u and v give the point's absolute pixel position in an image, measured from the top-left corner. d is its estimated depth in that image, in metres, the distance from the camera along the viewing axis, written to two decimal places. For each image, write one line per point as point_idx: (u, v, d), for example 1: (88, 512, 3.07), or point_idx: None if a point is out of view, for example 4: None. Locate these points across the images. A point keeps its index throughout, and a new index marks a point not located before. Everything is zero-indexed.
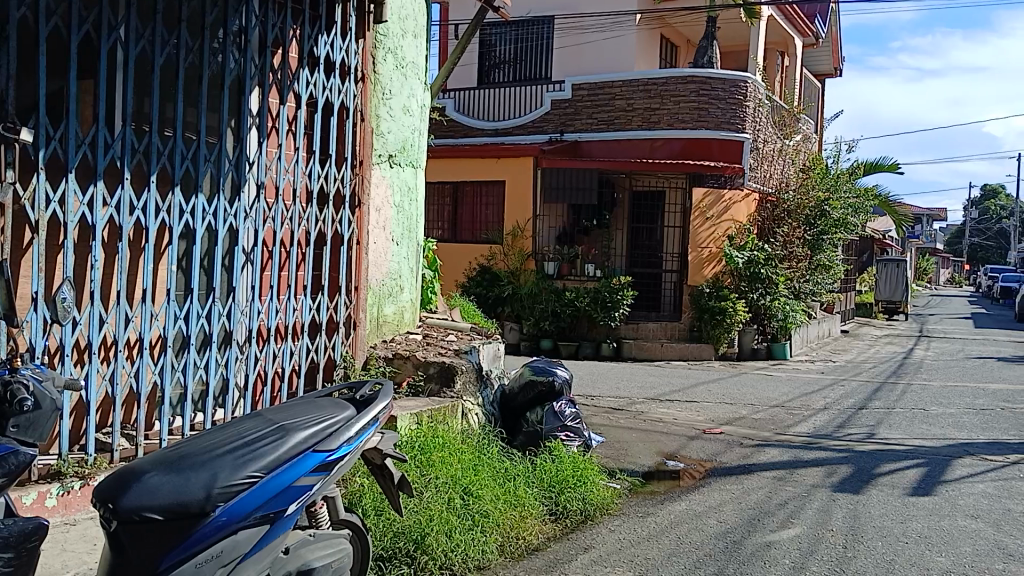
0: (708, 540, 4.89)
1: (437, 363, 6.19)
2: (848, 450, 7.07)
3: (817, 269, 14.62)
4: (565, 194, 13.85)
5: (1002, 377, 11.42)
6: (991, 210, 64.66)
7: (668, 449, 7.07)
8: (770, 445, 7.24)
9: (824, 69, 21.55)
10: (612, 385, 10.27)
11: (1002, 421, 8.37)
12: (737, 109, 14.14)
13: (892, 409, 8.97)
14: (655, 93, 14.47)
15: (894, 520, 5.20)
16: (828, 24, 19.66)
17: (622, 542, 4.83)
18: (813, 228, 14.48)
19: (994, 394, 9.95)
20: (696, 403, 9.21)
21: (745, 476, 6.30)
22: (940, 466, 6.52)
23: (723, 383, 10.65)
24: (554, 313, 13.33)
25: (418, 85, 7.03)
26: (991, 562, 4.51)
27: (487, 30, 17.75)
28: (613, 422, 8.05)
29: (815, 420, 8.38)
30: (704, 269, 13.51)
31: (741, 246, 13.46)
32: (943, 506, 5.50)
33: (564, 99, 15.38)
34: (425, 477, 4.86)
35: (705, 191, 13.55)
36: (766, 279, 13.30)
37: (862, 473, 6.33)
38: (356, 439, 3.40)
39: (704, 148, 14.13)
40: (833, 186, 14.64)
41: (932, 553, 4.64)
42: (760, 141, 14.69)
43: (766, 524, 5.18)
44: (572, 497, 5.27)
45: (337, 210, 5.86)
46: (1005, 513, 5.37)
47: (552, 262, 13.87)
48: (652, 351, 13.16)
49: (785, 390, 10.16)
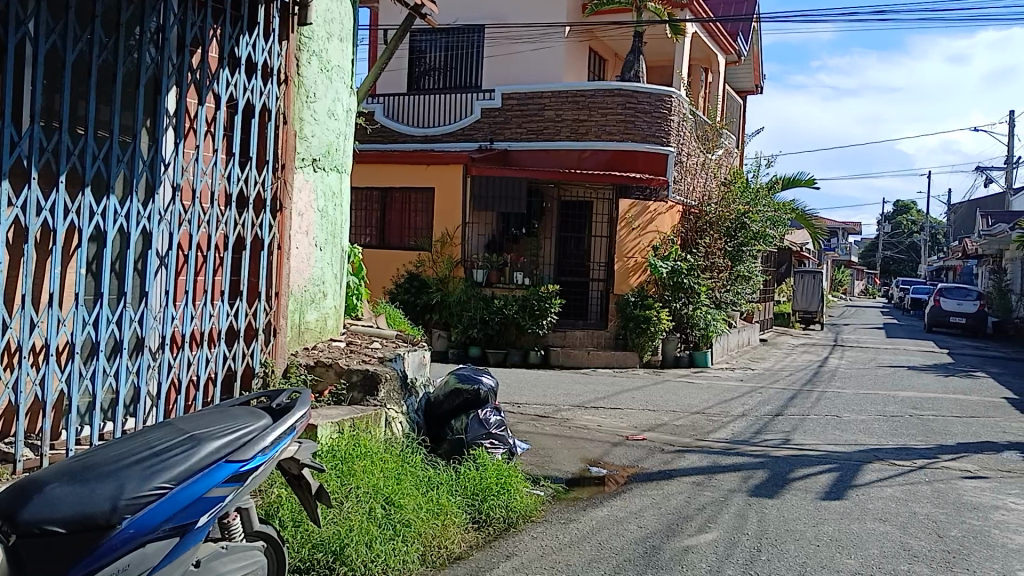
0: (628, 545, 4.96)
1: (360, 371, 6.11)
2: (764, 456, 7.28)
3: (737, 279, 15.07)
4: (494, 203, 14.02)
5: (910, 386, 11.96)
6: (903, 224, 67.99)
7: (592, 456, 7.16)
8: (691, 451, 7.41)
9: (746, 86, 22.27)
10: (539, 393, 10.33)
11: (908, 427, 8.78)
12: (661, 123, 14.46)
13: (807, 416, 9.29)
14: (583, 104, 14.67)
15: (806, 524, 5.39)
16: (750, 42, 20.31)
17: (544, 549, 4.86)
18: (734, 240, 14.91)
19: (903, 402, 10.41)
20: (620, 410, 9.36)
21: (666, 482, 6.42)
22: (851, 471, 6.79)
23: (648, 391, 10.83)
24: (482, 321, 13.32)
25: (344, 90, 6.96)
26: (896, 564, 4.70)
27: (417, 36, 17.68)
28: (538, 429, 8.10)
29: (733, 427, 8.60)
30: (629, 279, 13.84)
31: (665, 256, 13.81)
32: (853, 510, 5.73)
33: (494, 107, 15.46)
34: (345, 487, 4.77)
35: (631, 203, 13.80)
36: (688, 288, 13.67)
37: (778, 478, 6.53)
38: (272, 449, 3.32)
39: (630, 160, 14.35)
40: (752, 199, 15.15)
41: (842, 555, 4.82)
42: (683, 155, 15.00)
43: (684, 529, 5.30)
44: (495, 505, 5.28)
45: (257, 214, 5.71)
46: (910, 516, 5.61)
47: (481, 269, 13.92)
48: (579, 359, 13.24)
49: (706, 397, 10.41)
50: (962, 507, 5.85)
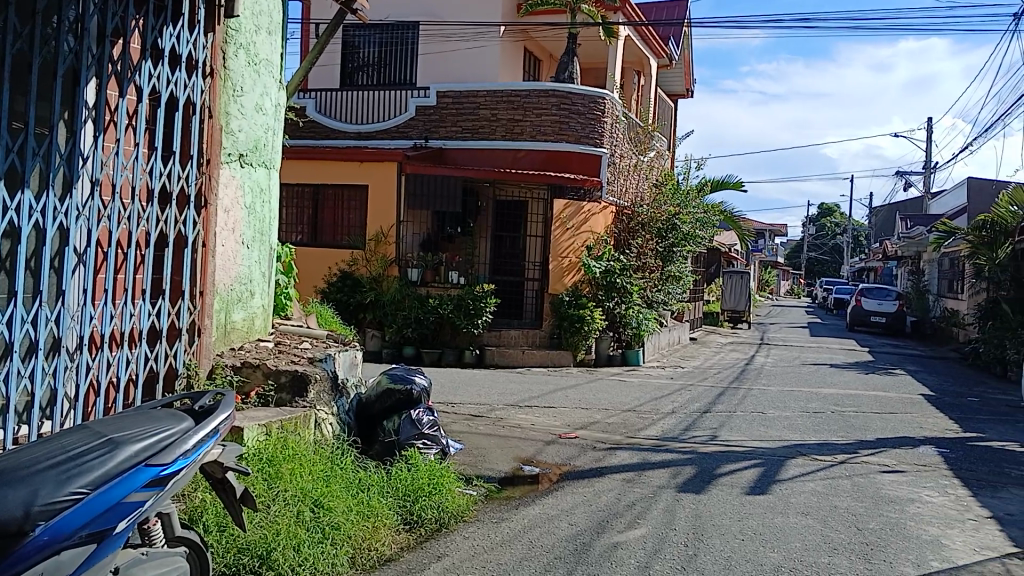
0: (559, 543, 5.01)
1: (288, 372, 5.98)
2: (692, 452, 7.45)
3: (669, 280, 15.32)
4: (428, 201, 13.89)
5: (832, 383, 12.41)
6: (826, 227, 70.44)
7: (525, 455, 7.19)
8: (622, 448, 7.52)
9: (677, 90, 22.74)
10: (473, 392, 10.32)
11: (830, 423, 9.09)
12: (595, 124, 14.60)
13: (734, 413, 9.54)
14: (518, 104, 14.73)
15: (732, 519, 5.52)
16: (681, 47, 20.74)
17: (475, 549, 4.86)
18: (664, 240, 15.19)
19: (825, 398, 10.79)
20: (553, 409, 9.43)
21: (597, 479, 6.50)
22: (775, 466, 7.00)
23: (581, 389, 10.94)
24: (417, 320, 13.25)
25: (272, 84, 6.82)
26: (817, 556, 4.84)
27: (351, 31, 17.46)
28: (472, 429, 8.09)
29: (663, 424, 8.76)
30: (563, 278, 13.89)
31: (598, 256, 13.95)
32: (777, 504, 5.91)
33: (429, 105, 15.37)
34: (272, 490, 4.67)
35: (565, 203, 13.88)
36: (621, 288, 13.87)
37: (705, 474, 6.68)
38: (194, 452, 3.22)
39: (565, 161, 14.48)
40: (683, 201, 15.47)
41: (766, 549, 4.95)
42: (616, 156, 15.18)
43: (614, 525, 5.37)
44: (427, 506, 5.26)
45: (181, 210, 5.54)
46: (831, 509, 5.81)
47: (416, 268, 13.83)
48: (513, 358, 13.28)
49: (637, 395, 10.57)
50: (880, 500, 6.09)
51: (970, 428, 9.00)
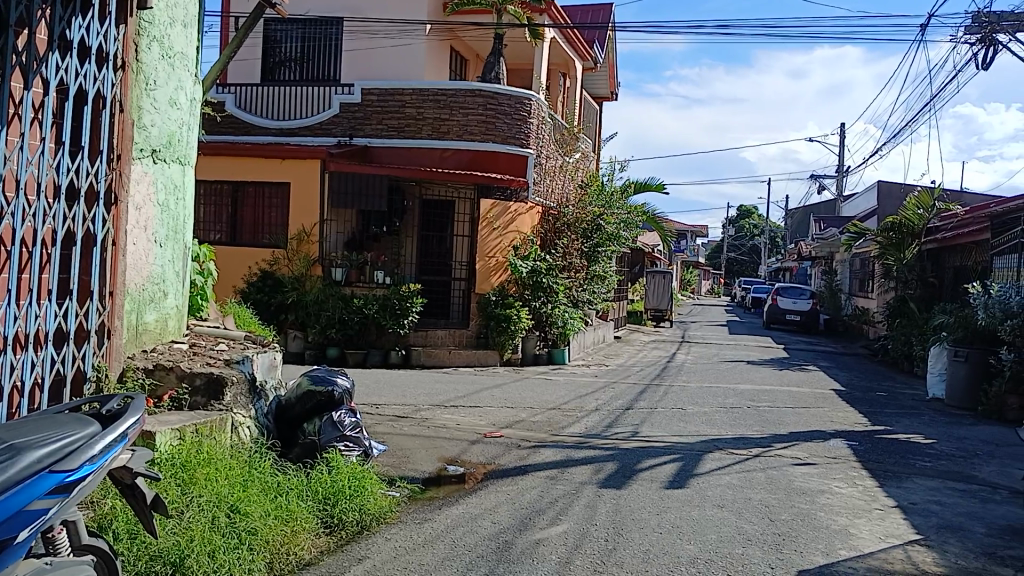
0: (482, 541, 5.03)
1: (203, 375, 5.81)
2: (614, 448, 7.58)
3: (594, 279, 15.52)
4: (353, 200, 13.69)
5: (748, 379, 12.84)
6: (745, 228, 72.70)
7: (449, 454, 7.19)
8: (545, 446, 7.59)
9: (601, 93, 23.09)
10: (398, 393, 10.24)
11: (745, 418, 9.39)
12: (521, 125, 14.71)
13: (654, 409, 9.75)
14: (444, 103, 14.66)
15: (651, 513, 5.65)
16: (605, 50, 21.07)
17: (397, 550, 4.84)
18: (589, 241, 15.40)
19: (742, 394, 11.15)
20: (479, 408, 9.45)
21: (521, 477, 6.56)
22: (693, 460, 7.20)
23: (507, 388, 11.00)
24: (341, 321, 13.15)
25: (187, 78, 6.63)
26: (732, 547, 4.99)
27: (272, 25, 17.09)
28: (395, 430, 8.03)
29: (586, 422, 8.88)
30: (490, 278, 13.92)
31: (525, 256, 13.98)
32: (694, 497, 6.07)
33: (353, 103, 15.12)
34: (186, 496, 4.56)
35: (492, 203, 13.92)
36: (547, 287, 13.97)
37: (625, 470, 6.81)
38: (101, 458, 3.10)
39: (491, 161, 14.52)
40: (608, 202, 15.66)
41: (683, 541, 5.08)
42: (543, 158, 15.37)
43: (536, 522, 5.42)
44: (347, 509, 5.21)
45: (89, 207, 5.32)
46: (745, 501, 6.01)
47: (340, 267, 13.64)
48: (440, 358, 13.23)
49: (562, 393, 10.69)
50: (791, 492, 6.32)
51: (877, 421, 9.44)
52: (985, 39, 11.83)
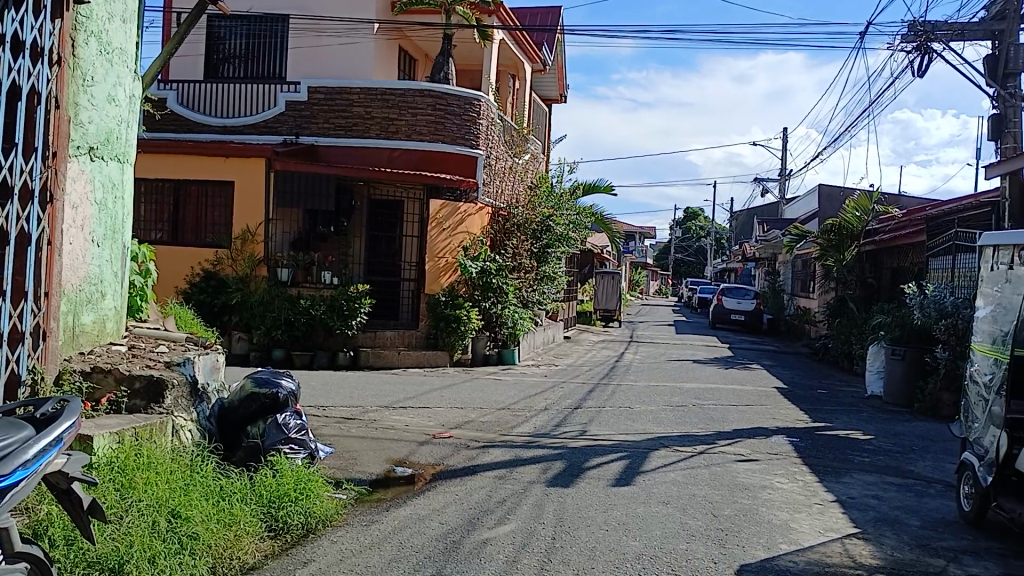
0: (429, 542, 5.02)
1: (143, 377, 5.70)
2: (562, 447, 7.64)
3: (543, 280, 15.48)
4: (299, 199, 13.64)
5: (694, 377, 13.06)
6: (692, 230, 73.94)
7: (398, 456, 7.15)
8: (494, 446, 7.60)
9: (551, 94, 23.22)
10: (346, 395, 10.14)
11: (691, 415, 9.55)
12: (470, 125, 14.70)
13: (602, 408, 9.85)
14: (392, 102, 14.53)
15: (597, 510, 5.71)
16: (554, 52, 21.19)
17: (343, 553, 4.79)
18: (539, 241, 15.41)
19: (688, 392, 11.34)
20: (428, 409, 9.42)
21: (470, 477, 6.55)
22: (639, 458, 7.29)
23: (456, 389, 10.98)
24: (287, 322, 12.93)
25: (126, 74, 6.46)
26: (676, 542, 5.08)
27: (216, 22, 16.77)
28: (343, 432, 7.95)
29: (535, 421, 8.92)
30: (440, 279, 13.89)
31: (475, 257, 13.94)
32: (640, 494, 6.15)
33: (299, 101, 14.92)
34: (125, 501, 4.45)
35: (441, 203, 13.91)
36: (496, 288, 13.91)
37: (573, 468, 6.86)
38: (35, 462, 3.01)
39: (439, 161, 14.53)
40: (556, 203, 15.60)
41: (628, 538, 5.14)
42: (492, 158, 15.39)
43: (484, 522, 5.43)
44: (293, 512, 5.14)
45: (23, 206, 5.13)
46: (690, 497, 6.12)
47: (286, 268, 13.43)
48: (389, 359, 13.14)
49: (511, 393, 10.72)
50: (734, 488, 6.46)
51: (817, 418, 9.70)
52: (921, 47, 12.27)
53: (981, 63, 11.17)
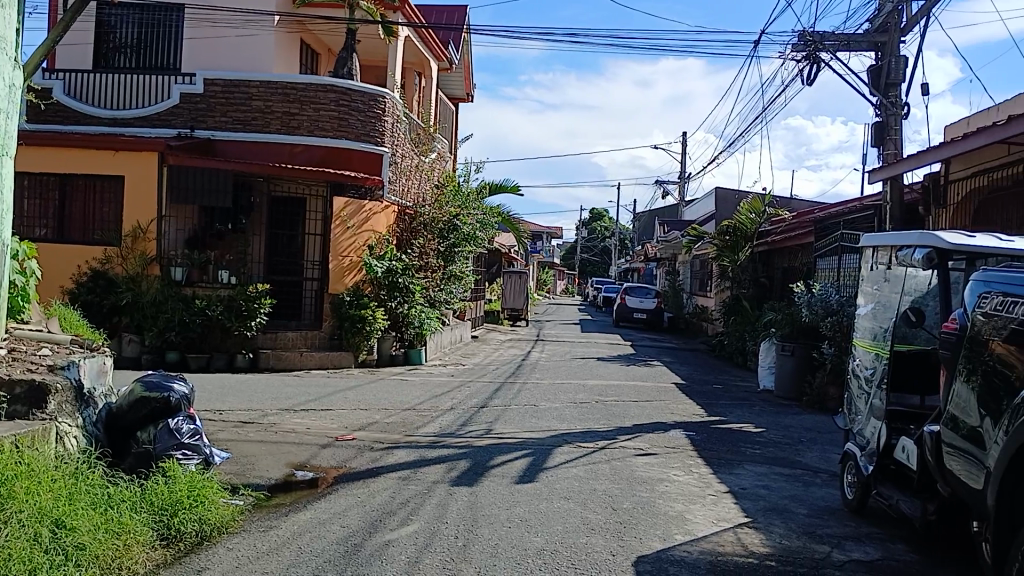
0: (329, 546, 4.92)
1: (24, 382, 5.36)
2: (467, 446, 7.65)
3: (450, 279, 15.44)
4: (195, 195, 12.98)
5: (597, 375, 13.33)
6: (597, 230, 75.45)
7: (298, 460, 6.98)
8: (398, 447, 7.54)
9: (458, 93, 23.23)
10: (245, 398, 9.84)
11: (594, 412, 9.74)
12: (375, 122, 14.51)
13: (508, 407, 9.92)
14: (294, 97, 14.20)
15: (501, 508, 5.75)
16: (460, 51, 21.19)
17: (239, 560, 4.65)
18: (445, 240, 15.32)
19: (591, 389, 11.56)
20: (330, 411, 9.24)
21: (373, 479, 6.48)
22: (543, 455, 7.38)
23: (360, 390, 10.82)
24: (182, 323, 12.41)
25: (5, 62, 6.06)
26: (576, 537, 5.17)
27: (106, 9, 15.95)
28: (241, 436, 7.71)
29: (440, 421, 8.90)
30: (344, 278, 13.62)
31: (380, 256, 13.75)
32: (542, 491, 6.23)
33: (195, 93, 14.33)
34: (4, 510, 4.16)
35: (345, 201, 13.67)
36: (403, 287, 13.75)
37: (478, 466, 6.88)
38: None
39: (344, 157, 14.21)
40: (463, 202, 15.60)
41: (530, 534, 5.20)
42: (398, 157, 15.29)
43: (387, 523, 5.38)
44: (186, 519, 4.95)
45: None
46: (591, 492, 6.23)
47: (181, 267, 12.86)
48: (290, 361, 12.87)
49: (416, 393, 10.66)
50: (633, 481, 6.63)
51: (713, 412, 10.06)
52: (810, 57, 12.92)
53: (866, 73, 11.85)
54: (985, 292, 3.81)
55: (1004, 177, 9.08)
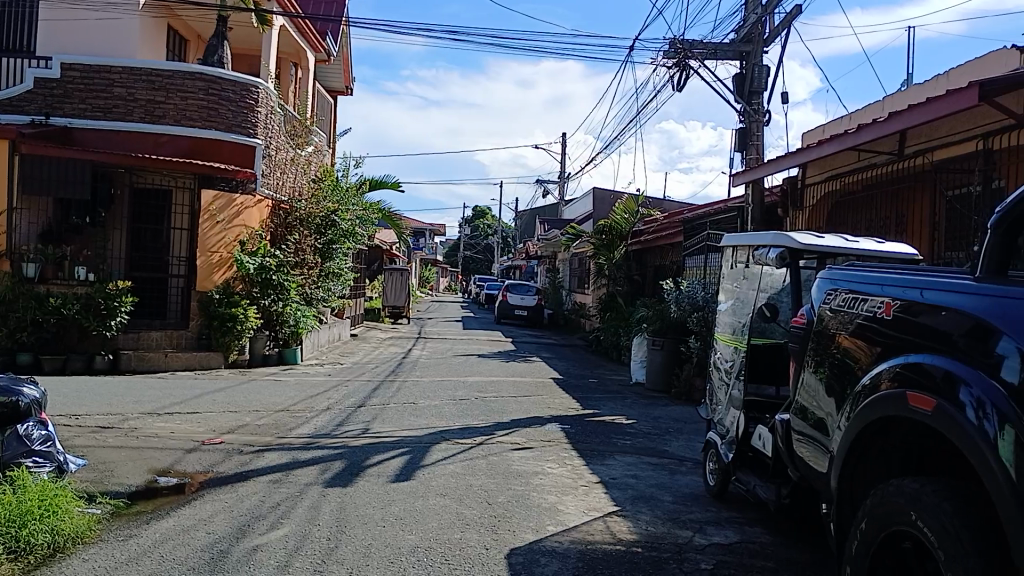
0: (193, 553, 4.72)
1: None
2: (342, 446, 7.52)
3: (328, 276, 15.16)
4: (47, 186, 12.06)
5: (476, 371, 13.43)
6: (480, 228, 75.93)
7: (161, 465, 6.65)
8: (270, 450, 7.32)
9: (336, 86, 22.81)
10: (105, 401, 9.28)
11: (472, 408, 9.81)
12: (247, 113, 14.01)
13: (385, 405, 9.82)
14: (159, 85, 13.47)
15: (375, 507, 5.70)
16: (339, 43, 20.79)
17: (95, 571, 4.40)
18: (323, 237, 14.91)
19: (470, 386, 11.63)
20: (198, 414, 8.85)
21: (241, 483, 6.26)
22: (420, 453, 7.36)
23: (231, 391, 10.43)
24: (35, 322, 11.66)
25: None
26: (451, 533, 5.19)
27: None
28: (99, 442, 7.27)
29: (315, 421, 8.71)
30: (213, 274, 13.08)
31: (252, 252, 13.29)
32: (418, 488, 6.22)
33: (52, 78, 13.34)
34: None
35: (214, 194, 13.13)
36: (277, 285, 13.28)
37: (352, 467, 6.78)
38: None
39: (213, 149, 13.64)
40: (342, 198, 15.30)
41: (404, 532, 5.18)
42: (271, 149, 14.73)
43: (256, 528, 5.22)
44: (37, 531, 4.63)
45: None
46: (467, 488, 6.28)
47: (33, 262, 12.04)
48: (155, 362, 12.24)
49: (291, 394, 10.39)
50: (508, 475, 6.73)
51: (588, 406, 10.35)
52: (680, 64, 13.50)
53: (731, 81, 12.50)
54: (831, 289, 4.09)
55: (855, 181, 9.74)
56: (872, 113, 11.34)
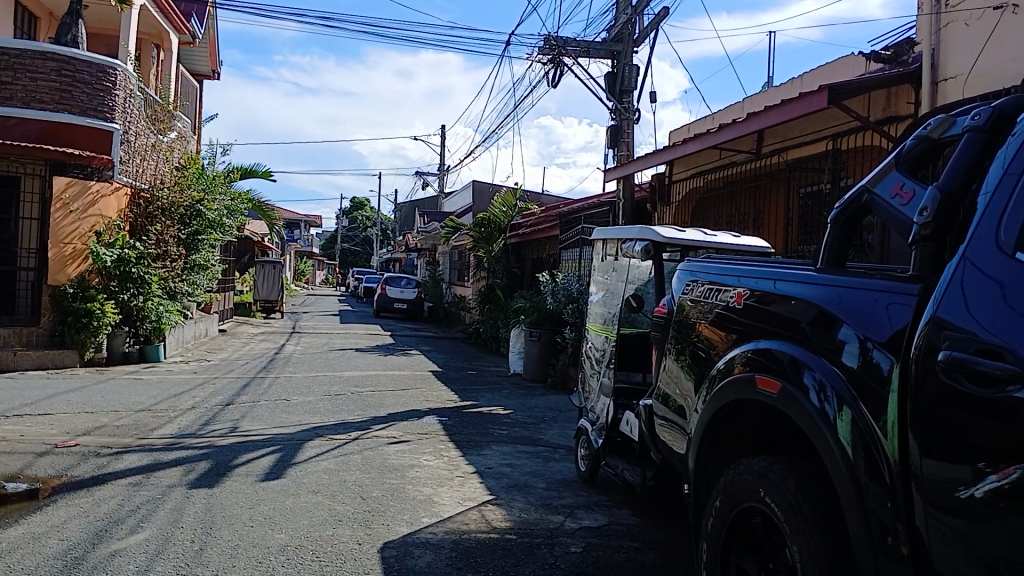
0: (44, 561, 4.42)
1: None
2: (208, 446, 7.22)
3: (193, 269, 14.51)
4: None
5: (352, 366, 13.22)
6: (359, 220, 74.59)
7: (7, 471, 6.16)
8: (129, 452, 6.93)
9: (202, 70, 21.81)
10: None
11: (347, 403, 9.65)
12: (104, 96, 13.12)
13: (256, 403, 9.50)
14: (5, 63, 12.42)
15: (243, 507, 5.52)
16: (205, 26, 19.88)
17: None
18: (188, 227, 14.28)
19: (346, 381, 11.43)
20: (50, 416, 8.26)
21: (98, 487, 5.89)
22: (292, 450, 7.17)
23: (88, 391, 9.79)
24: None
25: None
26: (324, 529, 5.10)
27: None
28: None
29: (180, 421, 8.31)
30: (66, 268, 12.19)
31: (110, 243, 12.49)
32: (289, 486, 6.07)
33: None
34: None
35: (68, 181, 12.30)
36: (136, 278, 12.60)
37: (219, 467, 6.53)
38: None
39: (67, 134, 12.71)
40: (207, 187, 14.65)
41: (274, 531, 5.04)
42: (130, 133, 13.85)
43: (113, 533, 4.93)
44: None
45: None
46: (340, 483, 6.18)
47: None
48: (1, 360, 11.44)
49: (153, 393, 9.87)
50: (383, 469, 6.67)
51: (465, 398, 10.40)
52: (554, 60, 13.76)
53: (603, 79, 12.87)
54: (691, 280, 4.30)
55: (716, 179, 10.38)
56: (732, 114, 12.02)
